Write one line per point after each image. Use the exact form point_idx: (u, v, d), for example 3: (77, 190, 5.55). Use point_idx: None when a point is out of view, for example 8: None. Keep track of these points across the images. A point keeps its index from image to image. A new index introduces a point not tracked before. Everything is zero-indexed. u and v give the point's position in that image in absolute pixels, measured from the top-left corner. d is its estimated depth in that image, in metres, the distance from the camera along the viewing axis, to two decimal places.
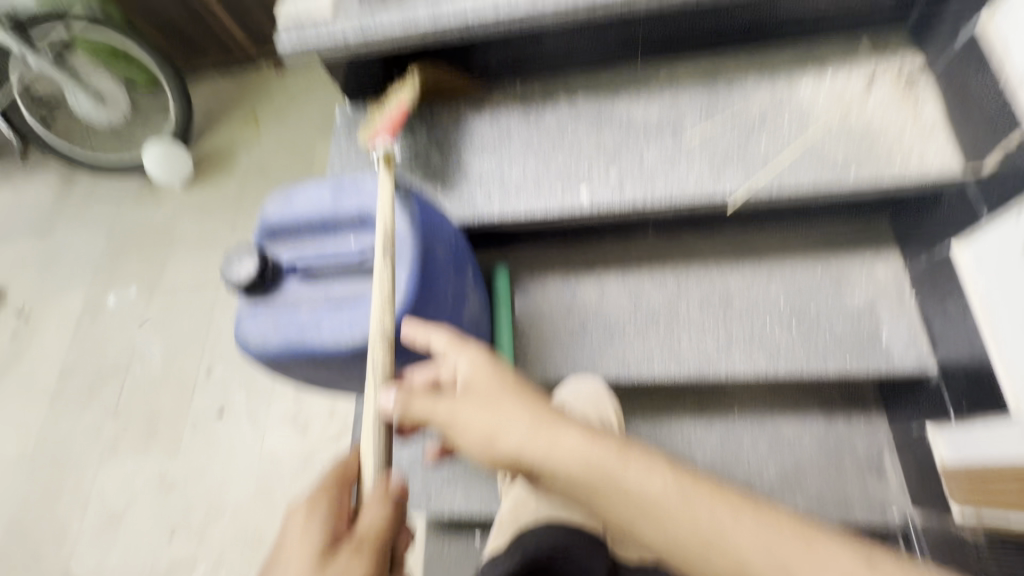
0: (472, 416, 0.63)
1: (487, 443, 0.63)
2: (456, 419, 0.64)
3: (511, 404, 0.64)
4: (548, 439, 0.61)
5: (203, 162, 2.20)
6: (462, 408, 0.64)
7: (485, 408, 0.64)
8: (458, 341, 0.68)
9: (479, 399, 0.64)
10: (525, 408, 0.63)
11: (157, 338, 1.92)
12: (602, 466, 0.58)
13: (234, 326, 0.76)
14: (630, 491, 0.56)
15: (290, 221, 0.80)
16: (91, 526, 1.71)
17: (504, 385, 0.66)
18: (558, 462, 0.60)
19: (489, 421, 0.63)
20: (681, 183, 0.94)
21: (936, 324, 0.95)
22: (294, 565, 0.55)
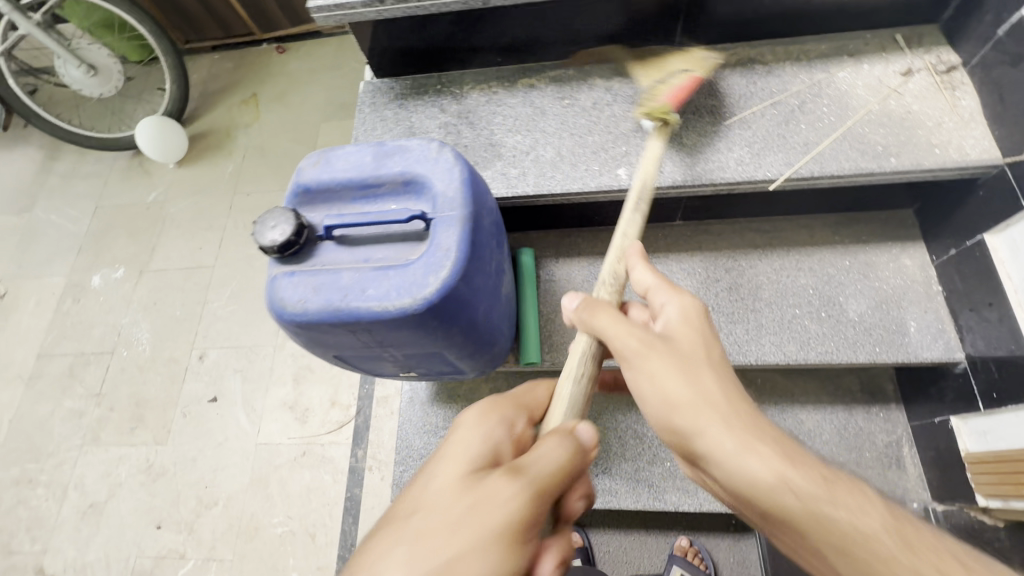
0: (661, 374, 0.62)
1: (666, 407, 0.62)
2: (646, 373, 0.63)
3: (707, 378, 0.62)
4: (742, 440, 0.58)
5: (199, 140, 2.12)
6: (651, 356, 0.64)
7: (677, 370, 0.62)
8: (673, 286, 0.69)
9: (674, 360, 0.63)
10: (717, 395, 0.61)
11: (145, 321, 1.83)
12: (804, 492, 0.54)
13: (268, 289, 0.72)
14: (836, 526, 0.53)
15: (329, 184, 0.76)
16: (70, 517, 1.61)
17: (703, 357, 0.64)
18: (745, 465, 0.56)
19: (678, 388, 0.61)
20: (722, 163, 0.93)
21: (963, 314, 0.96)
22: (444, 474, 0.58)
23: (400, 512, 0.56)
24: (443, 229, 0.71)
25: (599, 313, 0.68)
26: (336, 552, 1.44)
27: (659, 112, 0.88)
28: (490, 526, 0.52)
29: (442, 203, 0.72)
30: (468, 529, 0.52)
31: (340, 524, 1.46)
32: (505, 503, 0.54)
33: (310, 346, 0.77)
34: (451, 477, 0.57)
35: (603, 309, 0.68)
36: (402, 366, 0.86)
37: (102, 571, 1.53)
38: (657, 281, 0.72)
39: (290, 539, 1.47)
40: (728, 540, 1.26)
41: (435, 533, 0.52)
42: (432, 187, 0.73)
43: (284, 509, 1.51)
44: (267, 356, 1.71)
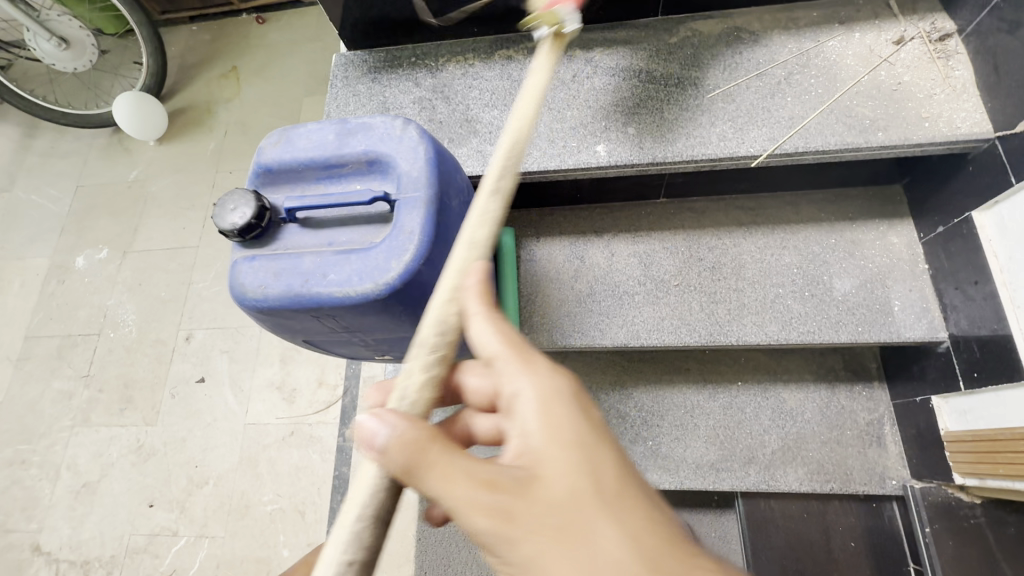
0: (541, 548, 0.44)
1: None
2: (519, 549, 0.45)
3: (605, 534, 0.44)
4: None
5: (178, 116, 2.07)
6: (519, 530, 0.45)
7: (560, 539, 0.44)
8: (523, 363, 0.53)
9: (551, 521, 0.45)
10: (631, 564, 0.42)
11: (130, 302, 1.82)
12: None
13: (228, 274, 0.70)
14: None
15: (291, 163, 0.74)
16: (64, 496, 1.63)
17: (587, 501, 0.45)
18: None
19: (574, 572, 0.43)
20: (703, 139, 0.90)
21: (948, 293, 0.94)
22: None
23: None
24: (406, 210, 0.68)
25: (433, 475, 0.46)
26: (325, 528, 1.46)
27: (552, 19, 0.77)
28: None
29: (406, 183, 0.69)
30: None
31: (329, 501, 1.48)
32: None
33: (278, 331, 0.76)
34: None
35: (432, 456, 0.47)
36: (375, 350, 0.85)
37: (97, 548, 1.56)
38: (503, 348, 0.56)
39: (280, 516, 1.49)
40: (710, 515, 1.28)
41: None
42: (396, 166, 0.71)
43: (274, 487, 1.53)
44: (254, 337, 1.70)
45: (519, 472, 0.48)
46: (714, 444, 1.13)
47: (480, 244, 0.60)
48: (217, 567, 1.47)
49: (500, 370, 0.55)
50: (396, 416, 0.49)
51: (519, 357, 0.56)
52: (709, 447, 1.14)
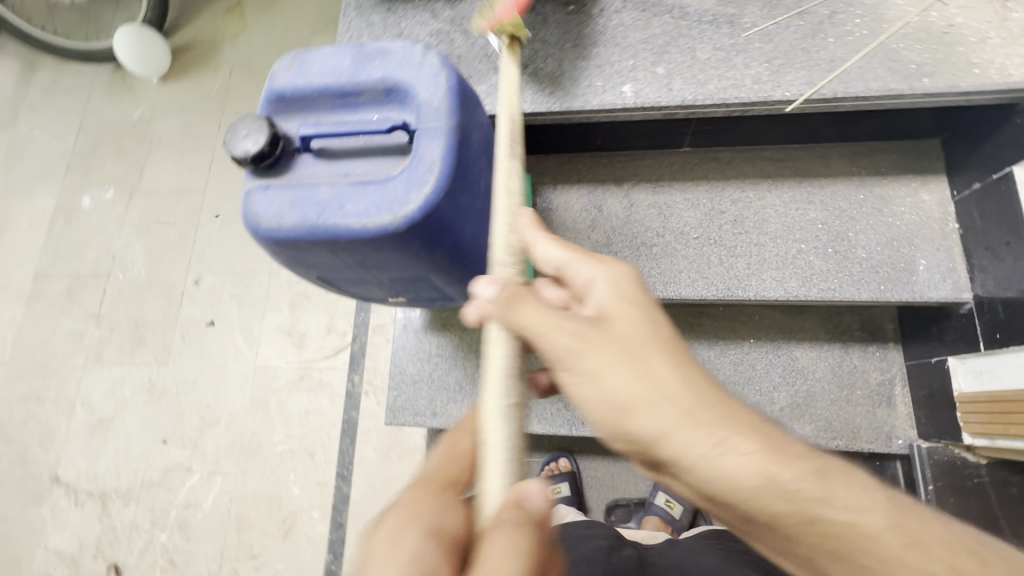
0: (610, 368, 0.54)
1: (625, 413, 0.54)
2: (591, 369, 0.55)
3: (661, 365, 0.54)
4: (712, 439, 0.52)
5: (181, 53, 1.99)
6: (593, 355, 0.55)
7: (625, 363, 0.54)
8: (594, 256, 0.61)
9: (626, 353, 0.55)
10: (685, 394, 0.54)
11: (138, 244, 1.81)
12: (780, 483, 0.52)
13: (241, 203, 0.68)
14: (824, 520, 0.52)
15: (304, 90, 0.70)
16: (79, 430, 1.67)
17: (651, 340, 0.56)
18: (720, 465, 0.52)
19: (632, 388, 0.54)
20: (736, 81, 0.85)
21: (976, 254, 0.92)
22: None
23: None
24: (426, 141, 0.65)
25: (517, 300, 0.55)
26: (335, 469, 1.50)
27: (512, 28, 0.77)
28: None
29: (427, 113, 0.66)
30: None
31: (338, 444, 1.51)
32: None
33: (291, 265, 0.75)
34: None
35: (524, 299, 0.55)
36: (389, 291, 0.84)
37: (113, 480, 1.61)
38: (570, 254, 0.62)
39: (290, 457, 1.53)
40: None
41: None
42: (415, 95, 0.67)
43: (283, 429, 1.56)
44: (263, 283, 1.70)
45: (597, 324, 0.57)
46: None
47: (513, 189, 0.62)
48: (230, 501, 1.52)
49: (575, 269, 0.62)
50: (501, 284, 0.56)
51: (578, 250, 0.63)
52: None
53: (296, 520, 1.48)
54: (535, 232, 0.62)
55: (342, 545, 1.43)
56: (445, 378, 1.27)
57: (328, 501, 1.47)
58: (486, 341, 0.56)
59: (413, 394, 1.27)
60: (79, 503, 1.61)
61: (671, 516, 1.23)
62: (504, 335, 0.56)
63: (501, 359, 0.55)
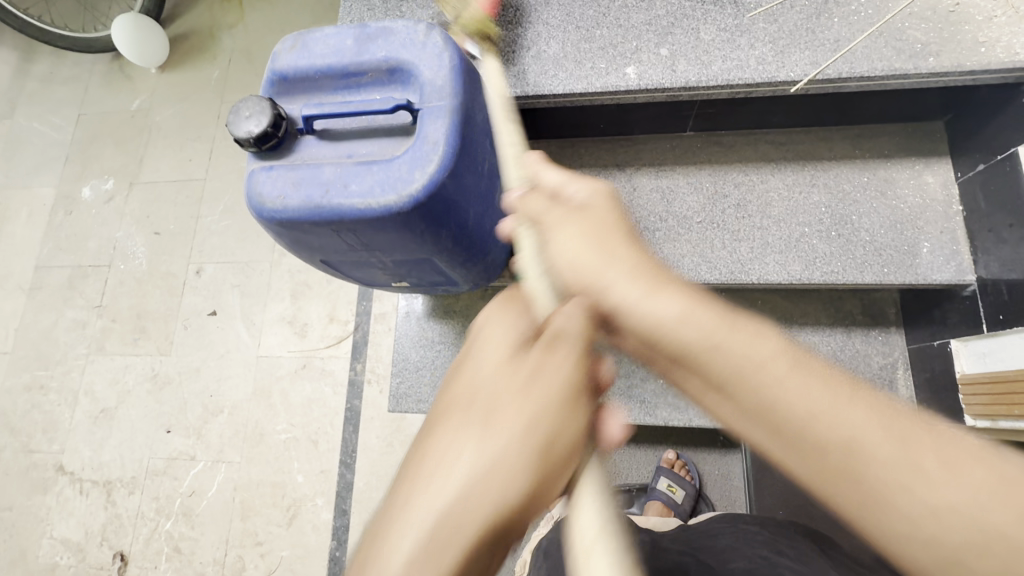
0: (573, 233, 0.55)
1: (571, 272, 0.54)
2: (555, 231, 0.56)
3: (622, 241, 0.54)
4: (641, 287, 0.51)
5: (179, 42, 1.98)
6: (562, 222, 0.56)
7: (592, 232, 0.55)
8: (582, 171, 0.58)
9: (588, 219, 0.56)
10: (629, 251, 0.53)
11: (139, 234, 1.80)
12: (702, 326, 0.49)
13: (245, 184, 0.68)
14: (742, 361, 0.47)
15: (307, 71, 0.70)
16: (83, 420, 1.68)
17: (615, 224, 0.56)
18: (646, 307, 0.50)
19: (584, 247, 0.54)
20: (741, 62, 0.85)
21: (980, 236, 0.92)
22: (486, 360, 0.51)
23: (451, 401, 0.51)
24: (430, 120, 0.65)
25: (523, 195, 0.61)
26: (338, 457, 1.50)
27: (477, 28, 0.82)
28: (553, 392, 0.48)
29: (431, 92, 0.66)
30: (535, 404, 0.48)
31: (341, 432, 1.52)
32: (559, 377, 0.48)
33: (295, 248, 0.74)
34: (493, 363, 0.51)
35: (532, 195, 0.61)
36: (393, 274, 0.85)
37: (118, 470, 1.62)
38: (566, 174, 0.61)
39: (294, 445, 1.54)
40: (714, 454, 1.31)
41: (507, 411, 0.48)
42: (419, 74, 0.67)
43: (286, 418, 1.56)
44: (264, 273, 1.70)
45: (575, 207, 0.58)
46: None
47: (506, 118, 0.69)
48: (234, 489, 1.53)
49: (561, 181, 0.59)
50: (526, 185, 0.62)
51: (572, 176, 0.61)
52: None
53: (300, 507, 1.48)
54: (540, 166, 0.62)
55: (346, 532, 1.44)
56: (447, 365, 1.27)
57: (332, 488, 1.48)
58: (519, 246, 0.61)
59: (416, 381, 1.27)
60: (84, 492, 1.62)
61: (674, 502, 1.22)
62: (530, 227, 0.60)
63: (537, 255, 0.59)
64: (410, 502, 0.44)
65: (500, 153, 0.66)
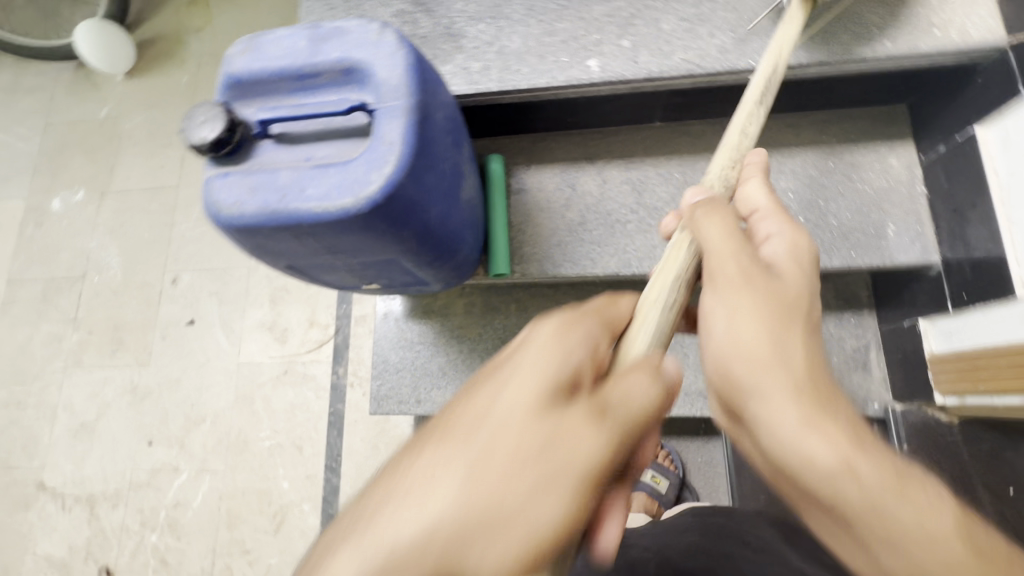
0: (749, 311, 0.57)
1: (739, 359, 0.56)
2: (733, 300, 0.57)
3: (799, 337, 0.56)
4: (808, 416, 0.52)
5: (146, 47, 1.94)
6: (744, 290, 0.57)
7: (771, 318, 0.56)
8: (796, 221, 0.64)
9: (770, 303, 0.57)
10: (801, 362, 0.55)
11: (113, 244, 1.77)
12: (859, 473, 0.51)
13: (202, 191, 0.67)
14: (895, 517, 0.51)
15: (260, 73, 0.69)
16: (63, 435, 1.65)
17: (800, 312, 0.57)
18: (805, 444, 0.52)
19: (758, 336, 0.55)
20: (702, 52, 0.85)
21: (944, 217, 0.93)
22: (519, 399, 0.52)
23: (462, 421, 0.52)
24: (387, 120, 0.64)
25: (712, 216, 0.61)
26: (324, 461, 1.50)
27: None
28: (564, 471, 0.49)
29: (386, 92, 0.65)
30: (549, 476, 0.48)
31: (326, 436, 1.51)
32: (580, 460, 0.49)
33: (258, 254, 0.74)
34: (524, 404, 0.51)
35: (718, 215, 0.62)
36: (361, 276, 0.84)
37: (100, 484, 1.60)
38: (769, 206, 0.67)
39: (278, 451, 1.53)
40: (696, 443, 1.32)
41: (507, 472, 0.48)
42: (374, 74, 0.66)
43: (270, 424, 1.55)
44: (241, 279, 1.68)
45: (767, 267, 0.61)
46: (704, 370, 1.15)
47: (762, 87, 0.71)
48: (219, 498, 1.52)
49: (761, 222, 0.67)
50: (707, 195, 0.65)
51: (777, 209, 0.67)
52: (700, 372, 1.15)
53: (288, 513, 1.48)
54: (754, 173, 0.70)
55: None
56: (427, 365, 1.27)
57: (318, 492, 1.48)
58: (673, 249, 0.64)
59: (397, 382, 1.27)
60: (67, 508, 1.59)
61: (658, 492, 1.24)
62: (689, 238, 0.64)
63: (679, 264, 0.63)
64: (368, 522, 0.46)
65: (729, 136, 0.69)
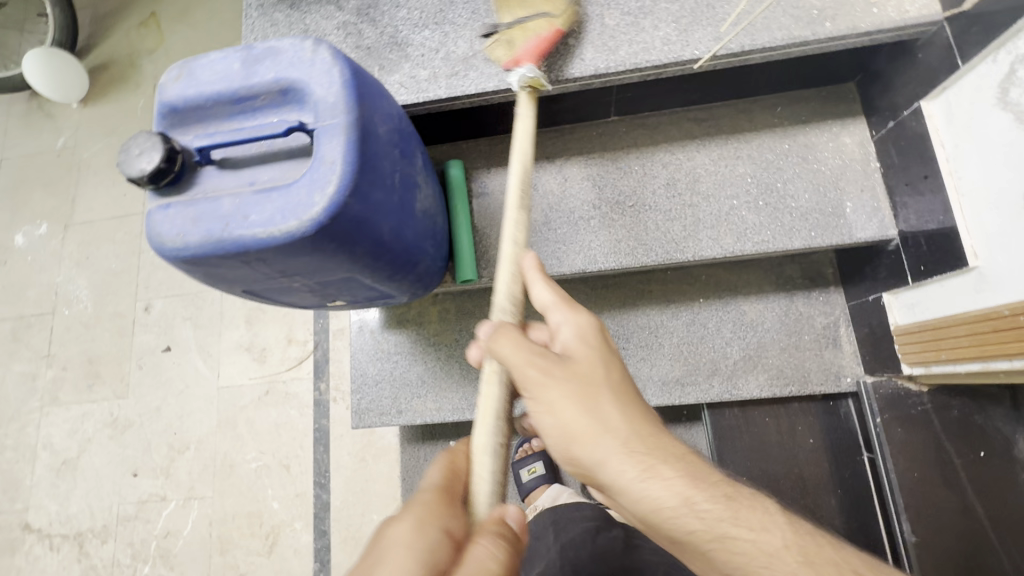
0: (565, 401, 0.60)
1: (572, 446, 0.60)
2: (547, 399, 0.60)
3: (610, 403, 0.60)
4: (643, 468, 0.58)
5: (99, 74, 1.90)
6: (551, 387, 0.60)
7: (580, 400, 0.60)
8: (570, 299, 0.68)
9: (580, 387, 0.60)
10: (620, 423, 0.59)
11: (80, 277, 1.74)
12: (699, 507, 0.56)
13: (144, 225, 0.65)
14: (744, 543, 0.55)
15: (196, 100, 0.68)
16: (44, 474, 1.63)
17: (604, 384, 0.61)
18: (648, 492, 0.57)
19: (578, 419, 0.59)
20: (647, 44, 0.85)
21: (898, 191, 0.94)
22: None
23: None
24: (326, 139, 0.64)
25: (497, 335, 0.63)
26: (312, 479, 1.49)
27: None
28: None
29: (323, 110, 0.64)
30: None
31: (313, 453, 1.51)
32: None
33: (212, 283, 0.72)
34: None
35: (505, 332, 0.63)
36: (322, 295, 0.83)
37: (87, 521, 1.57)
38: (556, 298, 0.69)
39: (266, 472, 1.51)
40: (681, 428, 1.33)
41: None
42: (310, 93, 0.65)
43: (256, 446, 1.54)
44: (215, 303, 1.66)
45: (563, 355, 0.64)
46: (680, 357, 1.15)
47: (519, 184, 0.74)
48: (210, 525, 1.51)
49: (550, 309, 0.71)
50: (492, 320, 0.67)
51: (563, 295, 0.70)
52: (676, 359, 1.16)
53: (280, 534, 1.47)
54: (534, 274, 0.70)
55: (328, 552, 1.43)
56: (406, 375, 1.27)
57: (309, 511, 1.47)
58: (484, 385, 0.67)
59: (377, 395, 1.26)
60: (55, 547, 1.57)
61: None
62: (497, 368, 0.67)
63: (494, 400, 0.66)
64: None
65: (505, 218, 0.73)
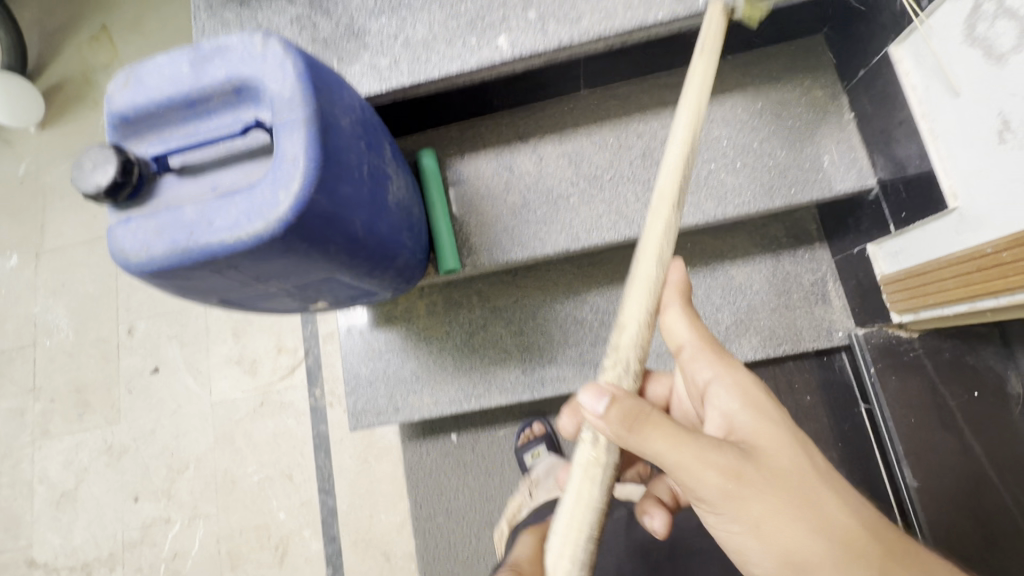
0: (769, 512, 0.54)
1: (786, 559, 0.54)
2: (752, 515, 0.54)
3: (823, 505, 0.55)
4: None
5: (54, 94, 1.83)
6: (752, 500, 0.54)
7: (788, 507, 0.54)
8: (726, 360, 0.63)
9: (783, 491, 0.54)
10: (843, 534, 0.54)
11: (58, 305, 1.70)
12: None
13: (107, 242, 0.63)
14: None
15: (148, 107, 0.65)
16: (44, 508, 1.60)
17: (805, 479, 0.56)
18: None
19: (792, 531, 0.54)
20: (609, 12, 0.83)
21: (874, 140, 0.93)
22: None
23: None
24: (285, 136, 0.61)
25: (659, 437, 0.54)
26: (317, 485, 1.48)
27: None
28: None
29: (280, 105, 0.62)
30: None
31: (314, 459, 1.49)
32: None
33: (185, 295, 0.70)
34: None
35: (650, 423, 0.54)
36: (303, 298, 0.81)
37: (92, 551, 1.55)
38: (695, 340, 0.65)
39: (269, 484, 1.50)
40: None
41: None
42: (265, 89, 0.63)
43: (256, 459, 1.52)
44: (199, 318, 1.63)
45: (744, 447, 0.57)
46: None
47: (669, 195, 0.65)
48: (218, 541, 1.49)
49: (693, 361, 0.65)
50: (613, 395, 0.55)
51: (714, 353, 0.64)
52: None
53: (290, 543, 1.46)
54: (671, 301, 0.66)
55: (340, 557, 1.43)
56: (399, 372, 1.25)
57: (316, 517, 1.46)
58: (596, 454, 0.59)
59: (372, 395, 1.25)
60: None
61: None
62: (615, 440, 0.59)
63: (599, 483, 0.59)
64: None
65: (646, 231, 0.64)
